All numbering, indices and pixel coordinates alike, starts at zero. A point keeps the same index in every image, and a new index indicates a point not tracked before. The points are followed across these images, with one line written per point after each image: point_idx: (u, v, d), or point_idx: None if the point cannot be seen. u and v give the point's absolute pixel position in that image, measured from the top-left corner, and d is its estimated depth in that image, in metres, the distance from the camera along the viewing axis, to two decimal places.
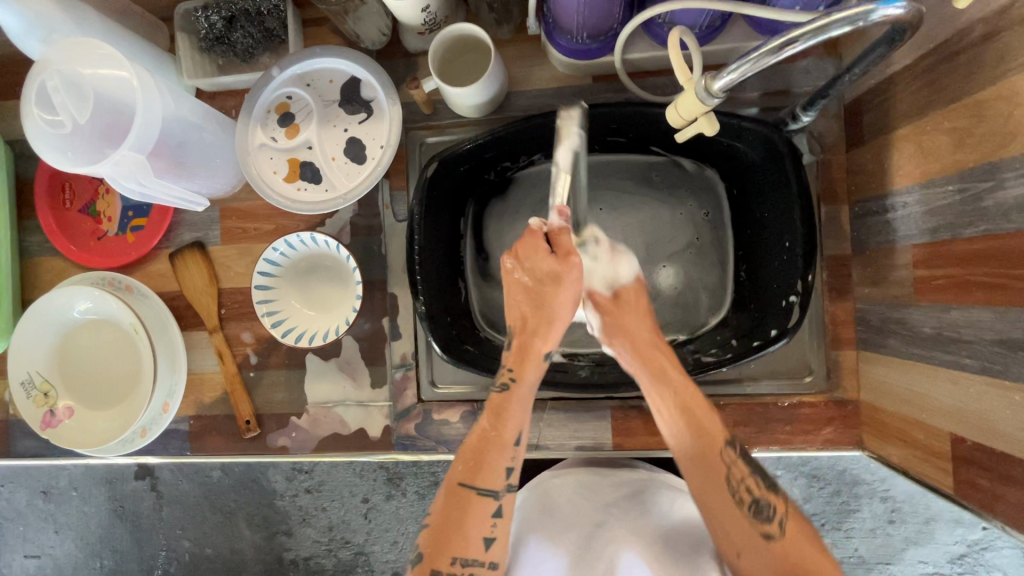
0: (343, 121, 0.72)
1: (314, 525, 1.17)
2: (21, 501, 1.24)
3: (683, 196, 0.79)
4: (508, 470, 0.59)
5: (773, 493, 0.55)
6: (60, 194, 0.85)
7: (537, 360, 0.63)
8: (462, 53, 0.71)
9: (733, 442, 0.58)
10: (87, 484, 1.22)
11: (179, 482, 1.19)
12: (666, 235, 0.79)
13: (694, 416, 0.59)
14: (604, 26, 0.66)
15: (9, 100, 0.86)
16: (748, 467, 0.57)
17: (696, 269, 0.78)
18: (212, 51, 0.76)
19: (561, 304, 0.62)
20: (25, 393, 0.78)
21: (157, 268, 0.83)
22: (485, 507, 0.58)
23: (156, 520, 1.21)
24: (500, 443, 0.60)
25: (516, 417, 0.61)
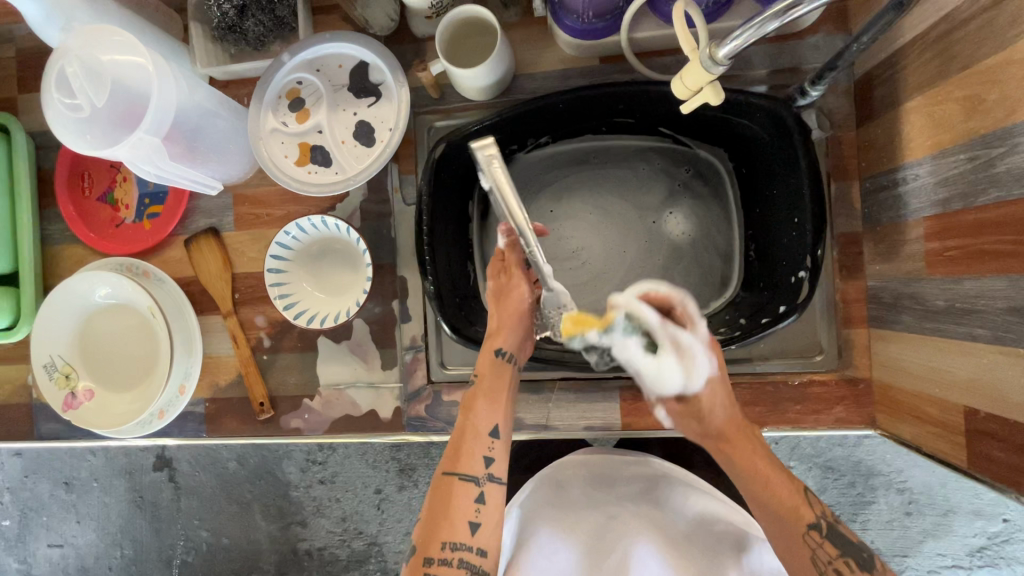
0: (352, 105, 0.73)
1: (328, 515, 1.18)
2: (44, 492, 1.27)
3: (694, 171, 0.79)
4: (486, 457, 0.60)
5: (864, 569, 0.52)
6: (79, 183, 0.87)
7: (492, 355, 0.65)
8: (469, 35, 0.72)
9: (820, 523, 0.54)
10: (107, 475, 1.25)
11: (197, 473, 1.22)
12: (678, 206, 0.79)
13: (783, 505, 0.54)
14: (609, 5, 0.67)
15: (29, 92, 0.88)
16: (839, 546, 0.53)
17: (710, 235, 0.78)
18: (224, 39, 0.77)
19: (504, 318, 0.65)
20: (48, 375, 0.80)
21: (173, 254, 0.85)
22: (468, 493, 0.58)
23: (174, 510, 1.24)
24: (474, 430, 0.61)
25: (483, 410, 0.62)
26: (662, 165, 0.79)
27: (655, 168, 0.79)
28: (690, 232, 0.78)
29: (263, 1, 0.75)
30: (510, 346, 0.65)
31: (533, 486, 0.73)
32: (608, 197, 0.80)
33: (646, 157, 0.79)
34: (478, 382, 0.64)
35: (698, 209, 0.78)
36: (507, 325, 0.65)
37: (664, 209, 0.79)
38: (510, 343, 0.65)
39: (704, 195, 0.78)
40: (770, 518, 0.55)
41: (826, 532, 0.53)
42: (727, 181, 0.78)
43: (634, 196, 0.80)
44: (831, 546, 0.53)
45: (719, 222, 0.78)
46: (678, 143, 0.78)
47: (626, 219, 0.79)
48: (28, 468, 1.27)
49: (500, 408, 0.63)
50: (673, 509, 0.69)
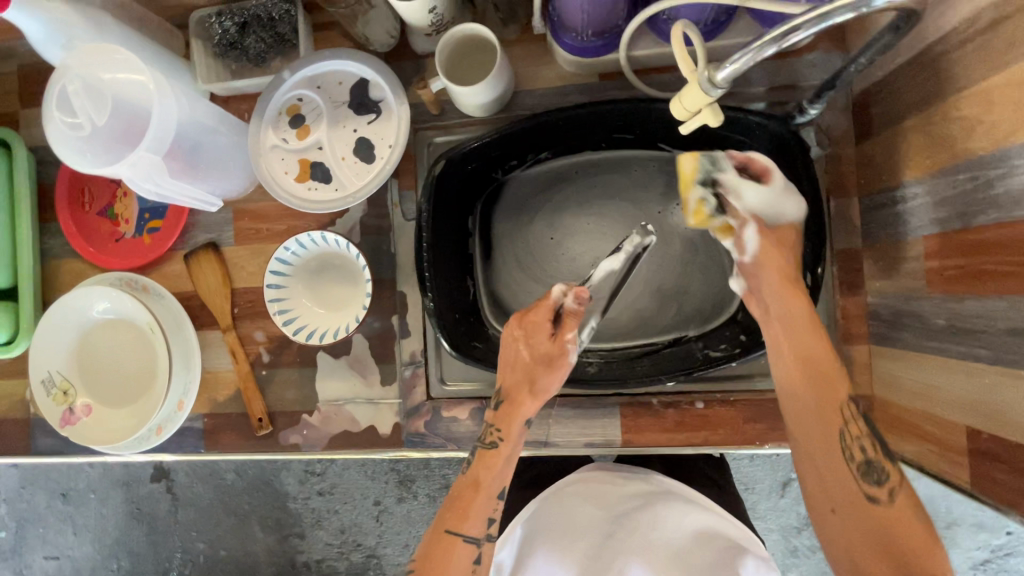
0: (352, 121, 0.74)
1: (326, 527, 1.17)
2: (41, 503, 1.26)
3: None
4: (489, 519, 0.61)
5: (887, 459, 0.55)
6: (79, 197, 0.87)
7: (504, 414, 0.64)
8: (469, 52, 0.72)
9: (854, 402, 0.57)
10: (105, 486, 1.24)
11: (194, 484, 1.21)
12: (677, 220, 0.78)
13: (821, 370, 0.58)
14: (609, 23, 0.67)
15: (31, 107, 0.88)
16: (865, 429, 0.56)
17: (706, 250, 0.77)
18: (226, 56, 0.79)
19: (546, 386, 0.63)
20: (45, 391, 0.80)
21: (173, 269, 0.85)
22: (467, 554, 0.59)
23: (171, 521, 1.23)
24: (483, 493, 0.61)
25: (500, 472, 0.62)
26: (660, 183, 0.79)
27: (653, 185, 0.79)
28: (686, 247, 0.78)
29: (264, 19, 0.76)
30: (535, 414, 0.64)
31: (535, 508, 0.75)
32: (607, 214, 0.80)
33: (644, 174, 0.80)
34: (501, 448, 0.63)
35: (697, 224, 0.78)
36: (539, 395, 0.64)
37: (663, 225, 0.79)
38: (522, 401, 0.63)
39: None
40: (808, 383, 0.58)
41: (858, 417, 0.56)
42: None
43: (633, 212, 0.79)
44: (860, 426, 0.56)
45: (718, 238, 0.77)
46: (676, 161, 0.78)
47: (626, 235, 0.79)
48: (25, 479, 1.26)
49: (509, 471, 0.63)
50: (671, 527, 0.68)
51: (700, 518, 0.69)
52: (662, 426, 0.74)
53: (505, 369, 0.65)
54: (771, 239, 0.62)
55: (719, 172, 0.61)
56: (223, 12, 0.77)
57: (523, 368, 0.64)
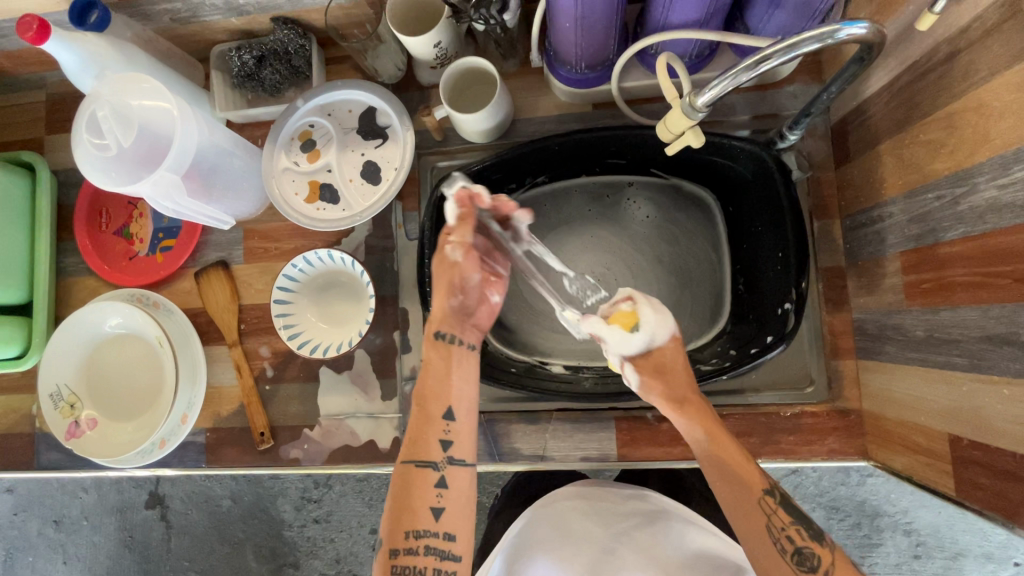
0: (360, 146, 0.78)
1: (322, 556, 1.17)
2: (32, 531, 1.26)
3: (684, 209, 0.82)
4: (444, 441, 0.58)
5: (816, 541, 0.54)
6: (97, 218, 0.91)
7: (432, 341, 0.61)
8: (471, 84, 0.77)
9: (774, 491, 0.56)
10: (98, 512, 1.24)
11: (189, 511, 1.21)
12: (667, 240, 0.82)
13: (733, 470, 0.56)
14: (600, 58, 0.72)
15: (57, 133, 0.94)
16: (791, 515, 0.55)
17: (696, 268, 0.81)
18: (243, 86, 0.84)
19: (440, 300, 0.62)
20: (53, 404, 0.82)
21: (183, 285, 0.88)
22: (428, 480, 0.57)
23: (164, 550, 1.22)
24: (428, 416, 0.59)
25: (435, 393, 0.60)
26: (637, 197, 0.84)
27: (629, 199, 0.84)
28: (675, 265, 0.81)
29: (281, 53, 0.82)
30: (446, 327, 0.61)
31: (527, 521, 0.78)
32: (596, 233, 0.84)
33: (620, 189, 0.84)
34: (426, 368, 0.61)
35: (682, 236, 0.82)
36: (440, 307, 0.62)
37: (644, 235, 0.83)
38: (449, 326, 0.62)
39: (682, 222, 0.82)
40: (729, 486, 0.56)
41: (780, 501, 0.56)
42: (713, 213, 0.81)
43: (627, 234, 0.83)
44: (784, 514, 0.55)
45: (707, 251, 0.81)
46: (648, 181, 0.83)
47: (620, 250, 0.83)
48: (17, 506, 1.26)
49: (452, 388, 0.60)
50: (673, 544, 0.72)
51: (700, 538, 0.72)
52: (657, 440, 0.75)
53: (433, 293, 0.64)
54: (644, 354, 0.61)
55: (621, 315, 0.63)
56: (242, 47, 0.82)
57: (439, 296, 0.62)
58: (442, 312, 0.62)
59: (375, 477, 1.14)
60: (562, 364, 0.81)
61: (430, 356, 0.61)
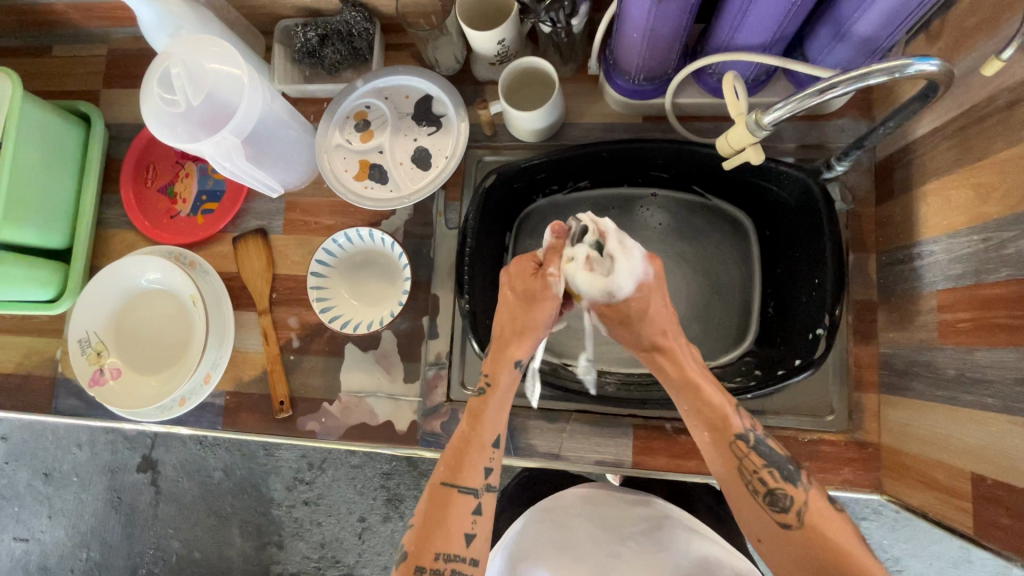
0: (414, 132, 0.79)
1: (307, 539, 1.17)
2: (21, 482, 1.26)
3: (709, 228, 0.84)
4: (486, 469, 0.60)
5: (790, 483, 0.55)
6: (143, 174, 0.93)
7: (508, 364, 0.62)
8: (529, 83, 0.79)
9: (747, 434, 0.57)
10: (89, 469, 1.25)
11: (179, 478, 1.21)
12: (689, 255, 0.83)
13: (702, 405, 0.58)
14: (659, 71, 0.73)
15: (114, 88, 0.96)
16: (764, 456, 0.57)
17: (719, 286, 0.82)
18: (302, 62, 0.87)
19: (518, 325, 0.62)
20: (80, 350, 0.83)
21: (220, 249, 0.89)
22: (466, 505, 0.58)
23: (151, 515, 1.23)
24: (478, 441, 0.60)
25: (492, 418, 0.61)
26: (650, 205, 0.86)
27: (642, 207, 0.86)
28: (699, 278, 0.82)
29: (344, 34, 0.83)
30: (525, 356, 0.62)
31: (527, 519, 0.79)
32: None
33: (633, 197, 0.86)
34: (489, 393, 0.62)
35: (698, 245, 0.84)
36: (524, 334, 0.61)
37: (658, 242, 0.85)
38: (527, 353, 0.62)
39: (699, 232, 0.84)
40: (692, 417, 0.58)
41: (753, 444, 0.57)
42: (747, 234, 0.83)
43: (655, 245, 0.85)
44: (756, 457, 0.57)
45: (733, 270, 0.82)
46: (676, 196, 0.85)
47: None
48: (10, 454, 1.27)
49: (505, 418, 0.62)
50: (677, 551, 0.72)
51: (704, 546, 0.71)
52: (672, 451, 0.76)
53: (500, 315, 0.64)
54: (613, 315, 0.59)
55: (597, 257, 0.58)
56: (308, 24, 0.84)
57: (506, 323, 0.63)
58: (522, 340, 0.61)
59: (370, 466, 1.15)
60: (585, 367, 0.82)
61: (499, 376, 0.62)
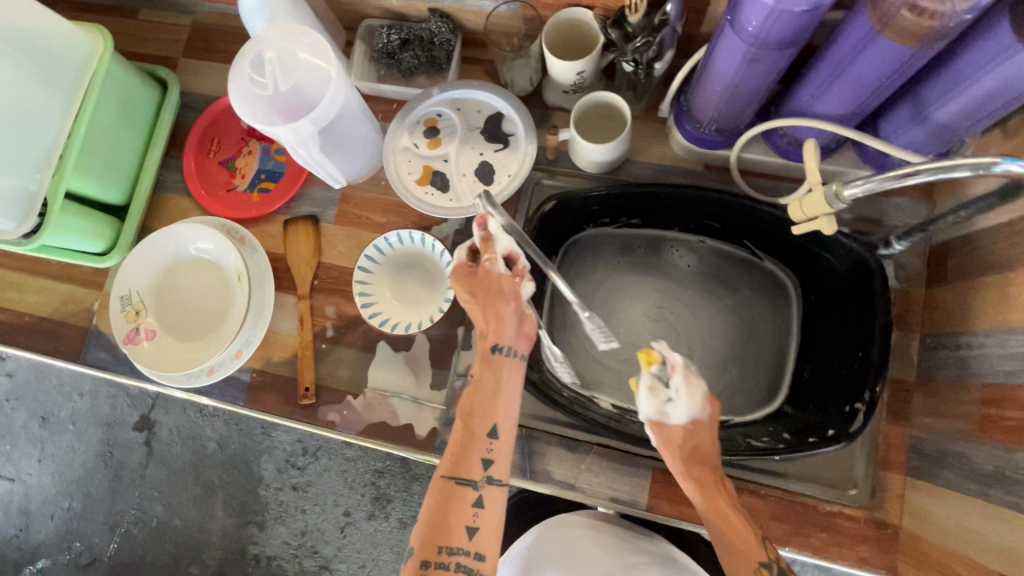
0: (481, 146, 0.81)
1: (289, 525, 1.17)
2: (18, 421, 1.28)
3: (745, 280, 0.85)
4: (485, 460, 0.66)
5: None
6: (207, 145, 0.95)
7: (488, 358, 0.69)
8: (599, 116, 0.80)
9: (771, 564, 0.62)
10: (86, 419, 1.25)
11: (173, 443, 1.22)
12: (717, 304, 0.85)
13: (733, 533, 0.63)
14: (730, 125, 0.75)
15: (192, 59, 0.98)
16: None
17: (747, 338, 0.83)
18: (380, 62, 0.89)
19: (489, 318, 0.69)
20: (121, 307, 0.85)
21: (270, 228, 0.90)
22: (466, 497, 0.64)
23: (138, 475, 1.23)
24: (472, 436, 0.66)
25: (483, 411, 0.67)
26: (679, 246, 0.87)
27: (672, 247, 0.87)
28: (728, 329, 0.84)
29: (425, 41, 0.86)
30: (506, 341, 0.69)
31: (531, 535, 0.82)
32: (637, 282, 0.87)
33: (661, 237, 0.87)
34: (477, 387, 0.68)
35: (727, 293, 0.85)
36: (500, 323, 0.69)
37: (686, 285, 0.86)
38: (507, 339, 0.69)
39: (729, 280, 0.85)
40: (723, 546, 0.64)
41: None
42: (785, 289, 0.83)
43: (685, 287, 0.86)
44: None
45: (770, 328, 0.83)
46: (720, 245, 0.86)
47: (669, 301, 0.86)
48: (12, 392, 1.29)
49: (497, 407, 0.67)
50: None
51: None
52: (689, 500, 0.75)
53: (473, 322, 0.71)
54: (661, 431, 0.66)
55: (661, 386, 0.65)
56: (394, 26, 0.87)
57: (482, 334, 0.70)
58: (500, 333, 0.69)
59: (364, 461, 1.15)
60: (611, 403, 0.82)
61: (483, 372, 0.69)
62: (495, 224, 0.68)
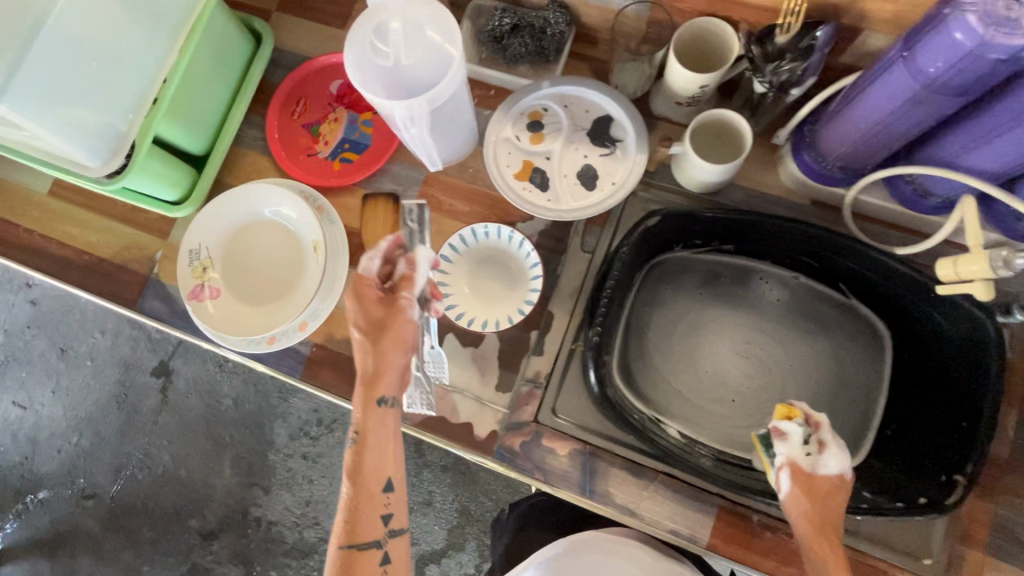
0: (586, 148, 0.77)
1: (293, 493, 1.21)
2: (36, 349, 1.34)
3: (836, 324, 0.81)
4: (383, 516, 0.65)
5: None
6: (292, 105, 0.91)
7: (372, 402, 0.66)
8: (713, 133, 0.76)
9: None
10: (105, 358, 1.31)
11: (188, 394, 1.27)
12: (807, 345, 0.81)
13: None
14: (856, 164, 0.71)
15: (287, 14, 0.95)
16: None
17: (836, 385, 0.79)
18: (485, 44, 0.85)
19: (381, 364, 0.66)
20: (189, 261, 0.82)
21: (348, 201, 0.87)
22: (373, 557, 0.63)
23: (150, 422, 1.28)
24: (368, 493, 0.64)
25: (371, 465, 0.65)
26: (769, 278, 0.83)
27: (761, 279, 0.84)
28: (818, 372, 0.80)
29: (537, 30, 0.81)
30: (390, 392, 0.67)
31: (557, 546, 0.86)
32: (725, 310, 0.83)
33: (749, 267, 0.84)
34: (363, 432, 0.65)
35: (819, 334, 0.81)
36: (385, 369, 0.66)
37: (772, 319, 0.82)
38: (392, 389, 0.67)
39: (818, 321, 0.81)
40: None
41: None
42: (881, 341, 0.79)
43: (774, 322, 0.82)
44: None
45: (861, 380, 0.79)
46: (820, 287, 0.82)
47: (756, 336, 0.82)
48: (34, 320, 1.34)
49: (387, 462, 0.66)
50: None
51: None
52: (754, 545, 0.73)
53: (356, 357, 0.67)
54: (804, 483, 0.63)
55: (808, 438, 0.65)
56: (507, 9, 0.82)
57: (363, 363, 0.66)
58: (387, 375, 0.66)
59: None
60: (677, 430, 0.80)
61: (370, 421, 0.66)
62: (422, 256, 0.68)
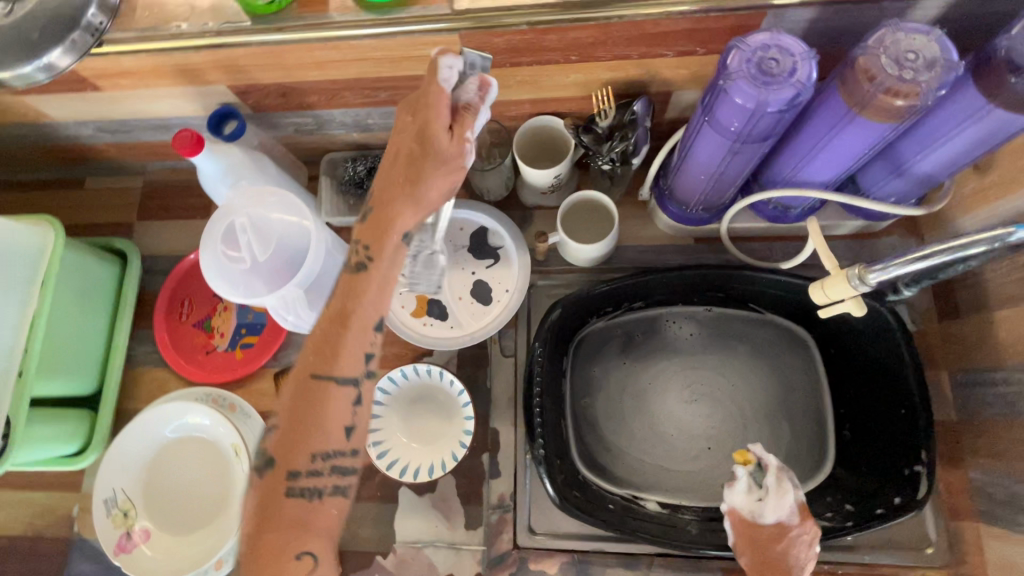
0: (471, 264, 0.79)
1: None
2: None
3: (757, 341, 0.83)
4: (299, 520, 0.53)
5: None
6: (178, 307, 0.89)
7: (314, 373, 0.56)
8: (583, 212, 0.79)
9: None
10: None
11: None
12: (740, 370, 0.82)
13: None
14: (716, 202, 0.75)
15: (149, 220, 0.94)
16: None
17: (782, 401, 0.80)
18: (349, 193, 0.86)
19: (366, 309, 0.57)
20: (105, 512, 0.75)
21: (260, 386, 0.84)
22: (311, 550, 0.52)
23: None
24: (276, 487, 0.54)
25: (332, 415, 0.56)
26: (675, 317, 0.84)
27: (669, 321, 0.84)
28: (762, 395, 0.81)
29: None
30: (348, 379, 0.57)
31: None
32: (653, 362, 0.83)
33: (655, 316, 0.85)
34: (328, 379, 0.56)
35: (745, 356, 0.82)
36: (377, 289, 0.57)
37: (694, 355, 0.83)
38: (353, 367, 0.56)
39: (734, 342, 0.83)
40: None
41: None
42: (807, 345, 0.82)
43: (702, 359, 0.83)
44: None
45: (801, 389, 0.80)
46: (731, 310, 0.83)
47: (692, 377, 0.83)
48: None
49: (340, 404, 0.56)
50: None
51: None
52: None
53: (391, 172, 0.56)
54: (745, 529, 0.65)
55: (756, 485, 0.66)
56: (358, 158, 0.86)
57: (389, 196, 0.57)
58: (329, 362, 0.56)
59: None
60: (656, 501, 0.77)
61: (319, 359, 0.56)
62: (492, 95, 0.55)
